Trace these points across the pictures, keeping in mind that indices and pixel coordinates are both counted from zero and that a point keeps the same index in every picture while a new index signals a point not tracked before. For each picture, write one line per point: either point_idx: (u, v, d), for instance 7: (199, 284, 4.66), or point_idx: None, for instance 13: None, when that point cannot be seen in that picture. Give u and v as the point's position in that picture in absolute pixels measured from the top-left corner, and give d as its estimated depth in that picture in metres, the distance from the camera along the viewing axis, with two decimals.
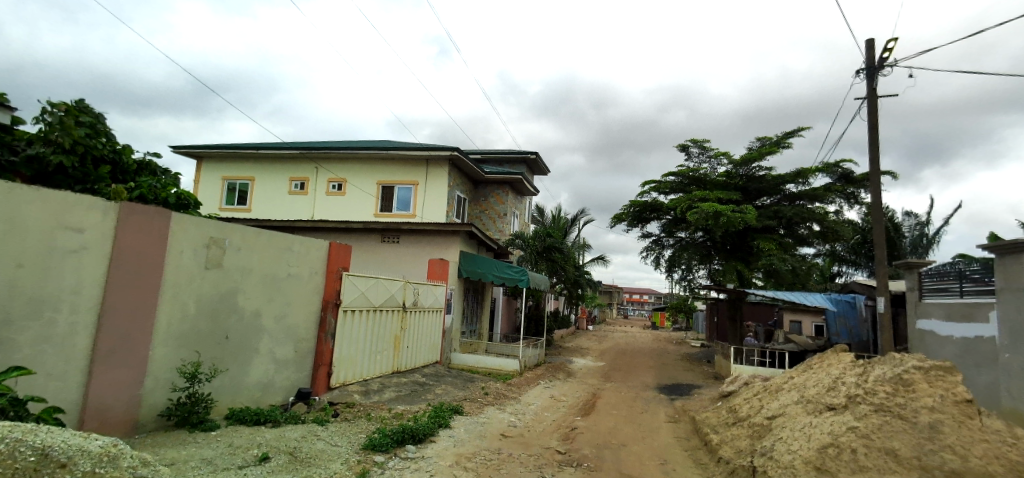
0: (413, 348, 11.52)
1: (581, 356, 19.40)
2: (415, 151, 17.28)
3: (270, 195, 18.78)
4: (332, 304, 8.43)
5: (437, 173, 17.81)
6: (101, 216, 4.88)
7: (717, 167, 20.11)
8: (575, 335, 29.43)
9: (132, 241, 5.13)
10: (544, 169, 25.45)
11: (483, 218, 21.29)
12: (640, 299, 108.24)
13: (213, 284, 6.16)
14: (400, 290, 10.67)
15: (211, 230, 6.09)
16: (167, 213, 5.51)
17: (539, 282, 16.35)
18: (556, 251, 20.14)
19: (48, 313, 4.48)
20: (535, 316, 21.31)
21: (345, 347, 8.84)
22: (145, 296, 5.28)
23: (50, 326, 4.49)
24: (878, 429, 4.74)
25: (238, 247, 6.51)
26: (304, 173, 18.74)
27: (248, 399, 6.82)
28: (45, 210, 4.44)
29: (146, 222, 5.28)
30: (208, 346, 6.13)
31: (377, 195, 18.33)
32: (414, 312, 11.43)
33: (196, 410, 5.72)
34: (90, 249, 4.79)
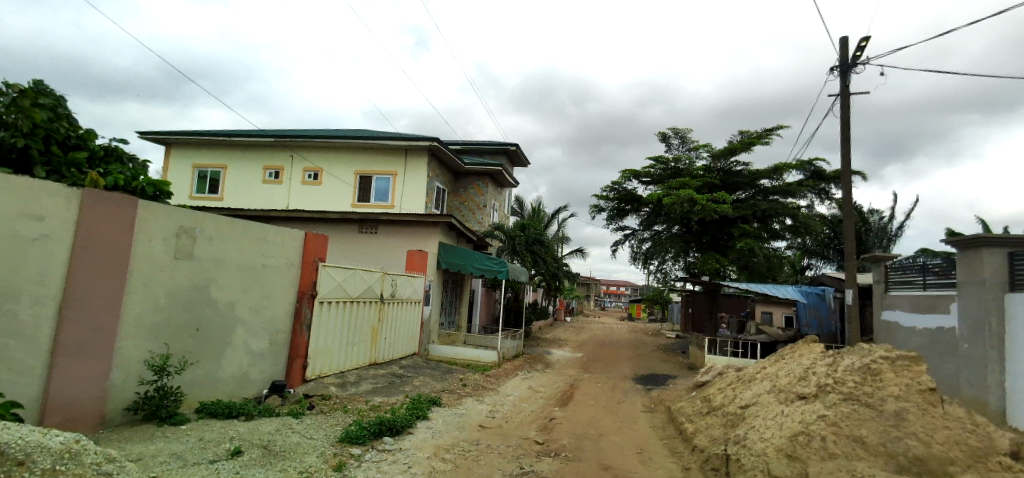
0: (391, 340, 11.42)
1: (559, 347, 19.51)
2: (393, 141, 17.02)
3: (243, 183, 18.30)
4: (309, 295, 8.27)
5: (416, 163, 17.62)
6: (64, 203, 4.66)
7: (696, 159, 20.41)
8: (553, 327, 29.62)
9: (97, 228, 4.91)
10: (524, 161, 25.41)
11: (462, 209, 21.15)
12: (619, 291, 109.42)
13: (185, 274, 5.97)
14: (378, 281, 10.54)
15: (182, 219, 5.89)
16: (135, 200, 5.31)
17: (518, 274, 16.31)
18: (537, 243, 20.40)
19: (9, 304, 4.28)
20: (513, 307, 21.34)
21: (321, 338, 8.70)
22: (111, 286, 5.07)
23: (10, 317, 4.28)
24: (847, 416, 4.89)
25: (211, 236, 6.31)
26: (279, 162, 18.30)
27: (220, 392, 6.65)
28: (2, 196, 4.22)
29: (113, 210, 5.07)
30: (178, 338, 5.95)
31: (354, 185, 18.04)
32: (391, 303, 11.31)
33: (166, 403, 5.54)
34: (52, 236, 4.57)
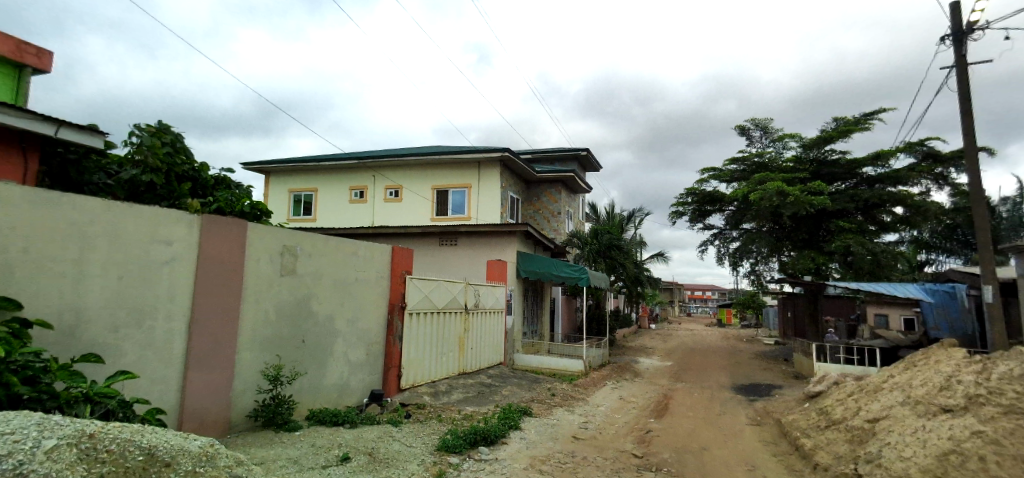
0: (477, 350, 11.56)
1: (646, 355, 18.81)
2: (468, 155, 17.40)
3: (333, 204, 19.50)
4: (398, 307, 8.54)
5: (490, 174, 17.88)
6: (187, 229, 5.12)
7: (784, 150, 19.02)
8: (639, 334, 28.70)
9: (214, 250, 5.36)
10: (597, 165, 25.01)
11: (537, 218, 21.12)
12: (704, 296, 104.46)
13: (289, 290, 6.37)
14: (461, 292, 10.71)
15: (284, 239, 6.29)
16: (245, 223, 5.74)
17: (600, 280, 15.93)
18: (615, 248, 19.90)
19: (149, 321, 4.74)
20: (596, 316, 20.92)
21: (412, 349, 8.96)
22: (228, 303, 5.50)
23: (151, 333, 4.75)
24: (1010, 434, 4.20)
25: (310, 254, 6.70)
26: (363, 182, 19.30)
27: (326, 400, 7.01)
28: (139, 226, 4.70)
29: (227, 233, 5.51)
30: (288, 350, 6.35)
31: (432, 200, 18.61)
32: (476, 313, 11.45)
33: (282, 410, 5.90)
34: (179, 259, 5.03)
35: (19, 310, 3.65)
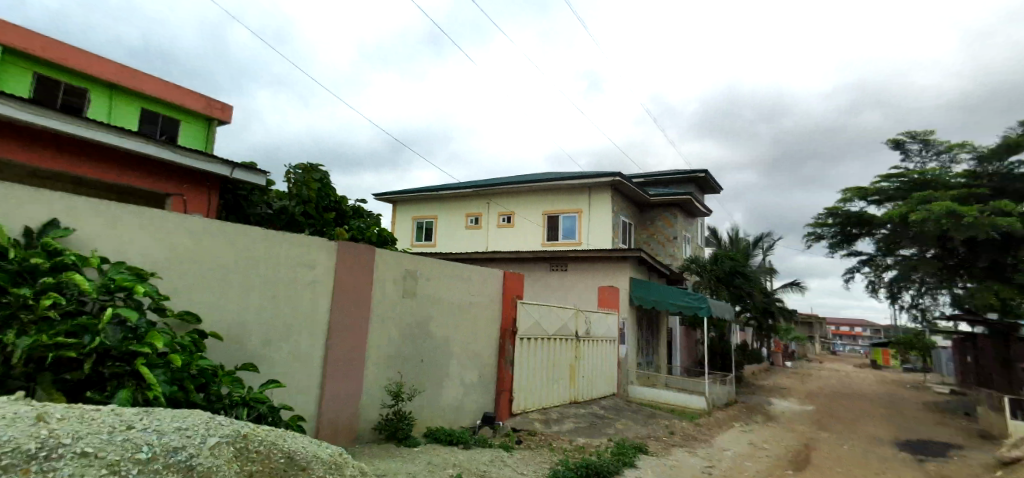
0: (590, 379, 11.22)
1: (780, 397, 16.89)
2: (576, 181, 17.38)
3: (451, 231, 20.52)
4: (509, 331, 8.60)
5: (601, 199, 17.61)
6: (326, 252, 5.63)
7: (952, 164, 16.33)
8: (770, 372, 25.99)
9: (347, 273, 5.81)
10: (717, 187, 23.53)
11: (652, 243, 20.30)
12: (847, 332, 92.25)
13: (411, 311, 6.70)
14: (572, 318, 10.53)
15: (407, 262, 6.65)
16: (373, 248, 6.16)
17: (723, 311, 14.74)
18: (739, 276, 18.39)
19: (294, 335, 5.24)
20: (719, 349, 19.36)
21: (524, 374, 8.94)
22: (358, 322, 5.91)
23: (295, 346, 5.25)
24: None
25: (429, 277, 7.01)
26: (477, 208, 20.08)
27: (442, 419, 7.20)
28: (289, 250, 5.24)
29: (359, 257, 5.96)
30: (409, 368, 6.65)
31: (543, 225, 18.77)
32: (587, 341, 11.17)
33: (403, 426, 6.16)
34: (319, 280, 5.53)
35: (197, 321, 4.21)
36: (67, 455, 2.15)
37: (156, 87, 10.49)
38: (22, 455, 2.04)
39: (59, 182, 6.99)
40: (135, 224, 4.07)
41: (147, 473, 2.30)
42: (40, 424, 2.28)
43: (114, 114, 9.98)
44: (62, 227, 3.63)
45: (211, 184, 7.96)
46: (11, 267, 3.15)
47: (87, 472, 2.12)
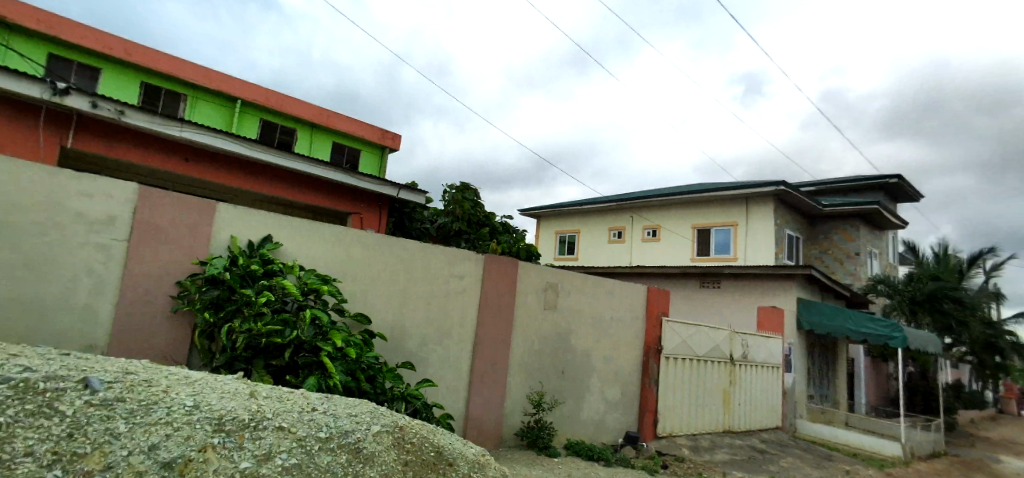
0: (748, 407, 10.19)
1: (1011, 453, 13.44)
2: (731, 191, 16.08)
3: (594, 244, 20.42)
4: (654, 349, 8.24)
5: (760, 211, 16.04)
6: (474, 264, 6.00)
7: None
8: (997, 422, 20.84)
9: (493, 284, 6.12)
10: (914, 193, 19.84)
11: (825, 259, 17.85)
12: None
13: (552, 323, 6.79)
14: (726, 340, 9.69)
15: (548, 275, 6.77)
16: (516, 261, 6.39)
17: (925, 341, 12.29)
18: (947, 300, 15.19)
19: (445, 340, 5.67)
20: (919, 387, 16.15)
21: (671, 396, 8.46)
22: (502, 331, 6.18)
23: (446, 350, 5.67)
24: None
25: (570, 290, 7.05)
26: (622, 222, 19.71)
27: (583, 433, 7.15)
28: (442, 262, 5.70)
29: (503, 269, 6.24)
30: (550, 379, 6.74)
31: (693, 239, 17.65)
32: (745, 365, 10.18)
33: (543, 435, 6.25)
34: (468, 290, 5.91)
35: (368, 323, 4.80)
36: (270, 427, 2.62)
37: (344, 123, 12.33)
38: (239, 423, 2.54)
39: (272, 206, 8.56)
40: (321, 238, 4.77)
41: (326, 449, 2.68)
42: (252, 399, 2.81)
43: (313, 147, 12.02)
44: (273, 241, 4.42)
45: (381, 203, 9.09)
46: (237, 272, 3.95)
47: (284, 444, 2.55)
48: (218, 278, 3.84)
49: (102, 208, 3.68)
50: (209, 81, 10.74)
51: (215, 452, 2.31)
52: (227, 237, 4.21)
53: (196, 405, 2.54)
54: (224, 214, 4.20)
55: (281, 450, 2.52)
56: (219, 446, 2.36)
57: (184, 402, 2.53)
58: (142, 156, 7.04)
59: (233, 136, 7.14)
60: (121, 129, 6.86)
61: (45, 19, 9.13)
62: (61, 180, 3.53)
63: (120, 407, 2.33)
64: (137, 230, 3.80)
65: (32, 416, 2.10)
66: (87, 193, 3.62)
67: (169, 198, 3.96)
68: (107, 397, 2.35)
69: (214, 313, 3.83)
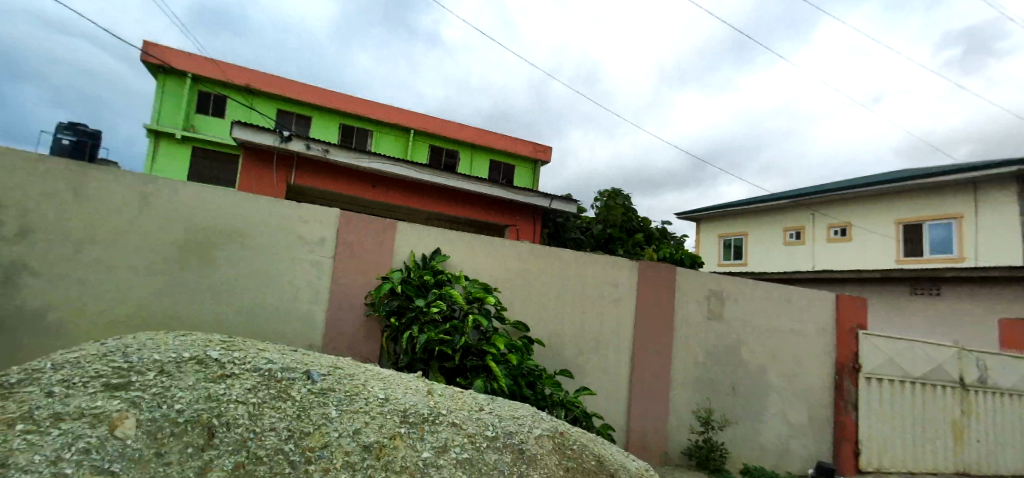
0: (991, 445, 8.15)
1: None
2: (958, 176, 12.04)
3: (765, 247, 17.28)
4: (849, 367, 7.08)
5: (998, 200, 11.74)
6: (629, 272, 5.88)
7: None
8: None
9: (650, 292, 5.92)
10: None
11: None
12: None
13: (718, 334, 6.28)
14: (954, 360, 7.89)
15: (711, 282, 6.28)
16: (675, 268, 6.08)
17: None
18: None
19: (603, 349, 5.67)
20: None
21: (877, 426, 7.15)
22: (661, 341, 5.93)
23: (604, 359, 5.66)
24: None
25: (737, 299, 6.45)
26: (800, 221, 16.19)
27: (762, 458, 6.46)
28: (595, 271, 5.71)
29: (661, 278, 5.99)
30: (719, 395, 6.24)
31: (900, 237, 13.82)
32: (983, 392, 8.16)
33: (714, 456, 5.80)
34: (624, 299, 5.83)
35: (527, 329, 5.04)
36: (445, 422, 2.92)
37: (500, 141, 13.13)
38: (420, 417, 2.88)
39: (441, 222, 9.45)
40: (482, 250, 5.16)
41: (494, 448, 2.89)
42: (430, 396, 3.17)
43: (474, 166, 13.07)
44: (442, 254, 4.92)
45: (535, 214, 9.48)
46: (413, 283, 4.50)
47: (457, 439, 2.82)
48: (399, 288, 4.42)
49: (315, 231, 4.49)
50: (388, 116, 12.30)
51: (403, 441, 2.67)
52: (405, 252, 4.80)
53: (387, 398, 2.96)
54: (402, 232, 4.81)
55: (455, 444, 2.79)
56: (406, 436, 2.72)
57: (378, 394, 2.96)
58: (341, 185, 8.39)
59: (408, 163, 8.12)
60: (326, 164, 8.26)
61: (275, 81, 11.46)
62: (287, 210, 4.40)
63: (332, 395, 2.82)
64: (339, 248, 4.55)
65: (274, 399, 2.66)
66: (304, 219, 4.46)
67: (361, 220, 4.64)
68: (323, 386, 2.87)
69: (397, 319, 4.40)
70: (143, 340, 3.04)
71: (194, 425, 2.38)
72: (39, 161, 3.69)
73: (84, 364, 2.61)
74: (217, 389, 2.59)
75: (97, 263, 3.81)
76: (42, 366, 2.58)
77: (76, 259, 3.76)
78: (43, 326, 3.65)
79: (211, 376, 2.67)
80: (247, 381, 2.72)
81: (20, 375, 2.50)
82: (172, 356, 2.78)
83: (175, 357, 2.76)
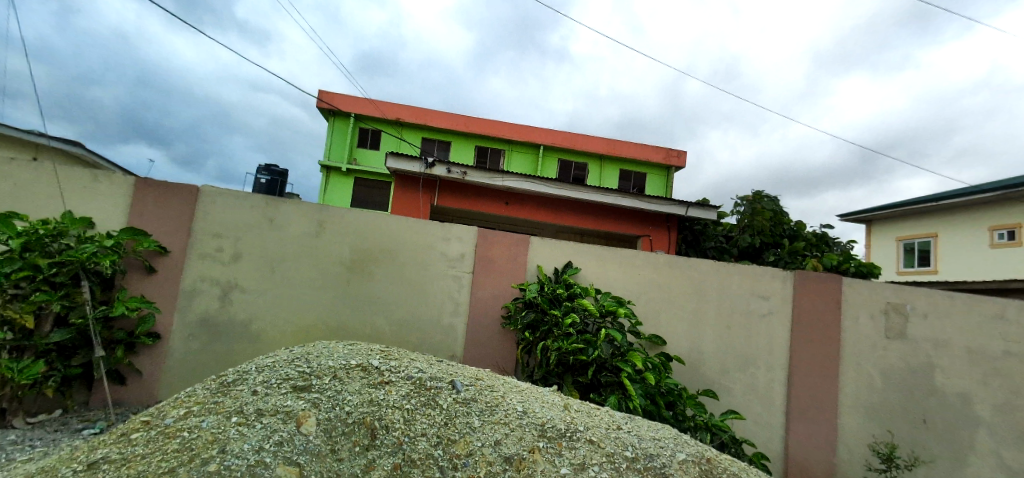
0: None
1: None
2: None
3: (965, 252, 14.05)
4: None
5: None
6: (782, 283, 5.28)
7: None
8: None
9: (809, 305, 5.25)
10: None
11: None
12: None
13: (902, 356, 5.27)
14: None
15: (890, 294, 5.30)
16: (841, 277, 5.29)
17: None
18: None
19: (752, 368, 5.18)
20: None
21: None
22: (825, 361, 5.20)
23: (754, 378, 5.17)
24: None
25: (927, 314, 5.30)
26: (1018, 217, 12.71)
27: None
28: (740, 282, 5.25)
29: (822, 289, 5.26)
30: (906, 428, 5.22)
31: None
32: None
33: None
34: (776, 313, 5.25)
35: (664, 344, 4.82)
36: (582, 439, 2.91)
37: (629, 149, 12.83)
38: (558, 432, 2.92)
39: (572, 235, 9.48)
40: (614, 263, 5.08)
41: (634, 469, 2.81)
42: (566, 411, 3.20)
43: (603, 176, 13.01)
44: (573, 267, 4.95)
45: (670, 222, 9.04)
46: (546, 296, 4.57)
47: (595, 457, 2.80)
48: (534, 301, 4.54)
49: (455, 248, 4.82)
50: (519, 134, 12.74)
51: (541, 455, 2.73)
52: (537, 265, 4.91)
53: (525, 411, 3.04)
54: (534, 246, 4.94)
55: (593, 462, 2.77)
56: (544, 450, 2.77)
57: (516, 407, 3.06)
58: (477, 203, 8.91)
59: (539, 179, 8.32)
60: (464, 185, 8.85)
61: (419, 112, 12.62)
62: (430, 230, 4.79)
63: (475, 405, 2.99)
64: (477, 264, 4.82)
65: (424, 406, 2.90)
66: (446, 237, 4.81)
67: (495, 236, 4.87)
68: (466, 396, 3.06)
69: (531, 332, 4.52)
70: (321, 348, 3.53)
71: (360, 426, 2.69)
72: (243, 198, 4.51)
73: (278, 368, 3.11)
74: (378, 394, 2.90)
75: (284, 281, 4.52)
76: (249, 369, 3.14)
77: (269, 278, 4.50)
78: (248, 333, 4.43)
79: (373, 382, 3.01)
80: (402, 388, 3.00)
81: (234, 376, 3.07)
82: (343, 363, 3.18)
83: (345, 364, 3.16)
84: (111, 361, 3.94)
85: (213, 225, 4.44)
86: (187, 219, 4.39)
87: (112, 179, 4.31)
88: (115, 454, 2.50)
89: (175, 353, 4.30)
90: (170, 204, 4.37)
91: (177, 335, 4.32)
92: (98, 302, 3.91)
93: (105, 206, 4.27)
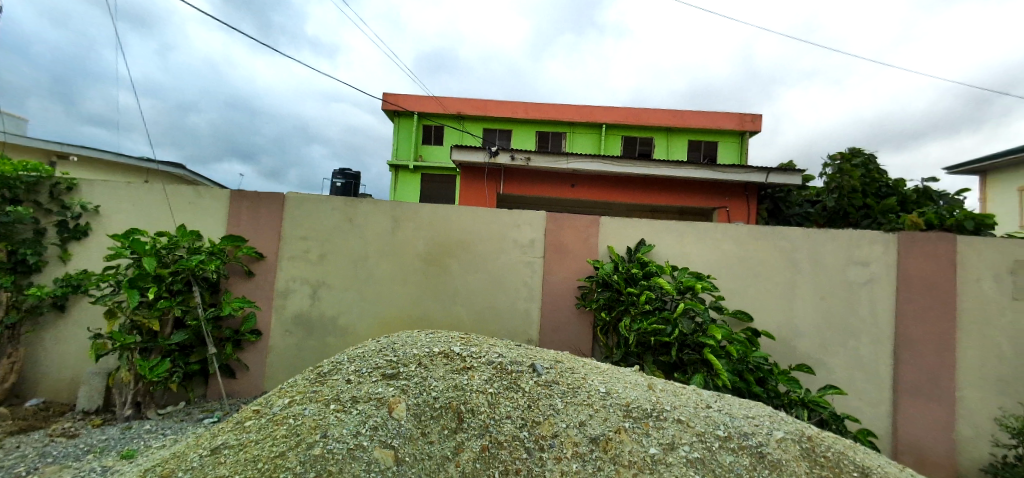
0: None
1: None
2: None
3: None
4: None
5: None
6: (883, 247, 4.82)
7: None
8: None
9: (917, 269, 4.76)
10: None
11: None
12: None
13: None
14: None
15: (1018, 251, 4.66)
16: (955, 237, 4.73)
17: None
18: None
19: (852, 341, 4.80)
20: None
21: None
22: (941, 330, 4.69)
23: (855, 352, 4.79)
24: None
25: None
26: None
27: None
28: (834, 249, 4.86)
29: (931, 251, 4.74)
30: None
31: None
32: None
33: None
34: (878, 280, 4.82)
35: (751, 320, 4.58)
36: (670, 419, 2.84)
37: (698, 119, 12.21)
38: (644, 412, 2.86)
39: (642, 213, 9.20)
40: (690, 238, 4.87)
41: (727, 449, 2.70)
42: (651, 391, 3.12)
43: (671, 149, 12.53)
44: (648, 244, 4.80)
45: (748, 192, 8.52)
46: (620, 276, 4.46)
47: (685, 437, 2.72)
48: (607, 282, 4.44)
49: (525, 233, 4.83)
50: (580, 115, 12.50)
51: (628, 435, 2.69)
52: (609, 245, 4.81)
53: (608, 392, 3.00)
54: (605, 226, 4.84)
55: (684, 442, 2.69)
56: (631, 430, 2.72)
57: (599, 388, 3.03)
58: (543, 188, 8.88)
59: (605, 159, 8.16)
60: (529, 171, 8.83)
61: (479, 103, 12.72)
62: (499, 218, 4.83)
63: (557, 388, 2.99)
64: (548, 249, 4.81)
65: (507, 390, 2.94)
66: (516, 224, 4.83)
67: (565, 220, 4.83)
68: (548, 379, 3.07)
69: (608, 312, 4.45)
70: (405, 338, 3.67)
71: (447, 410, 2.79)
72: (324, 201, 4.77)
73: (368, 357, 3.27)
74: (462, 380, 2.98)
75: (366, 276, 4.75)
76: (341, 359, 3.33)
77: (353, 275, 4.74)
78: (337, 327, 4.71)
79: (456, 368, 3.09)
80: (484, 373, 3.06)
81: (329, 366, 3.27)
82: (427, 351, 3.29)
83: (429, 352, 3.26)
84: (223, 357, 4.36)
85: (300, 228, 4.73)
86: (277, 224, 4.72)
87: (211, 193, 4.71)
88: (233, 441, 2.75)
89: (275, 349, 4.66)
90: (263, 210, 4.72)
91: (276, 332, 4.67)
92: (207, 304, 4.31)
93: (206, 217, 4.68)
